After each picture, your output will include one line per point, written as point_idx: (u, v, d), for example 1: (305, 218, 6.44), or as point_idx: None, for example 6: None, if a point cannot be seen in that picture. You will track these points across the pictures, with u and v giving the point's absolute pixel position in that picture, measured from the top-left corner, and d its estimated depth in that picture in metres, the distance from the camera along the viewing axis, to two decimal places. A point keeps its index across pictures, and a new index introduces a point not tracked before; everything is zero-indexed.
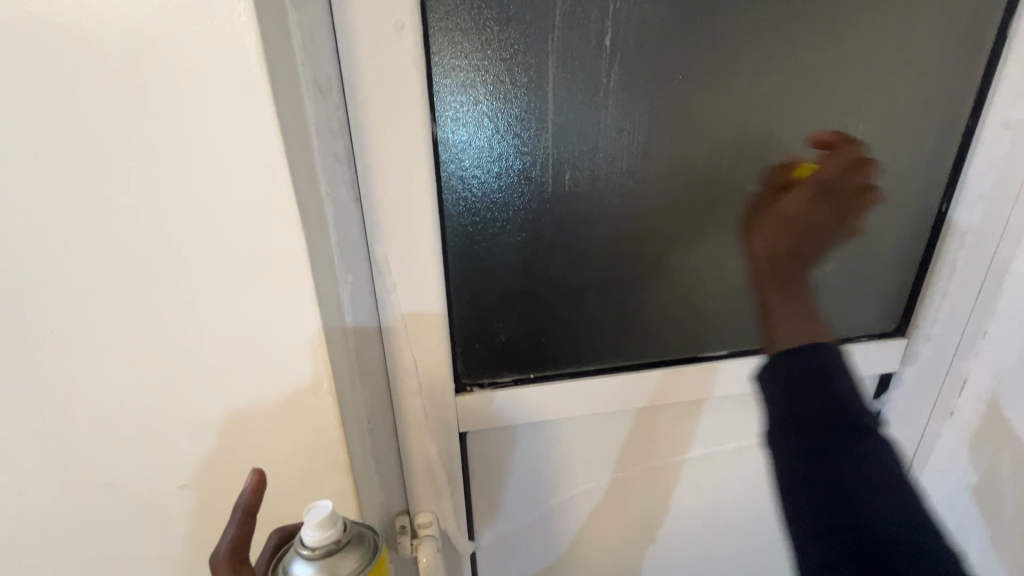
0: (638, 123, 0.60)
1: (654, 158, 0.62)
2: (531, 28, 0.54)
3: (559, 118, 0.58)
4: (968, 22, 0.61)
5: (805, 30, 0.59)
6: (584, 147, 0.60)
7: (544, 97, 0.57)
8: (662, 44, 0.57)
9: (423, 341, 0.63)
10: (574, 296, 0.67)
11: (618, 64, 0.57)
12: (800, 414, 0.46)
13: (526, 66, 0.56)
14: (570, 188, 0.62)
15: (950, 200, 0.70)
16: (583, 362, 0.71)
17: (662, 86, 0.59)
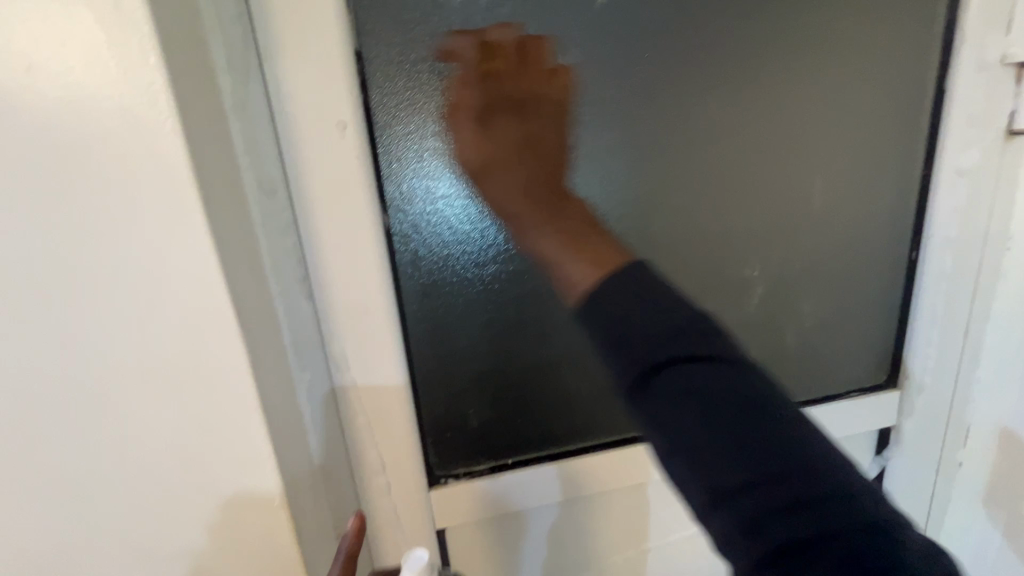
0: (594, 196, 0.60)
1: (614, 229, 0.61)
2: None
3: None
4: (906, 79, 0.62)
5: (748, 101, 0.60)
6: None
7: None
8: (608, 120, 0.58)
9: (388, 435, 0.60)
10: (547, 373, 0.65)
11: (569, 144, 0.58)
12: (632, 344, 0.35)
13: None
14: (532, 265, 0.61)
15: (919, 247, 0.69)
16: (564, 443, 0.68)
17: (615, 160, 0.59)
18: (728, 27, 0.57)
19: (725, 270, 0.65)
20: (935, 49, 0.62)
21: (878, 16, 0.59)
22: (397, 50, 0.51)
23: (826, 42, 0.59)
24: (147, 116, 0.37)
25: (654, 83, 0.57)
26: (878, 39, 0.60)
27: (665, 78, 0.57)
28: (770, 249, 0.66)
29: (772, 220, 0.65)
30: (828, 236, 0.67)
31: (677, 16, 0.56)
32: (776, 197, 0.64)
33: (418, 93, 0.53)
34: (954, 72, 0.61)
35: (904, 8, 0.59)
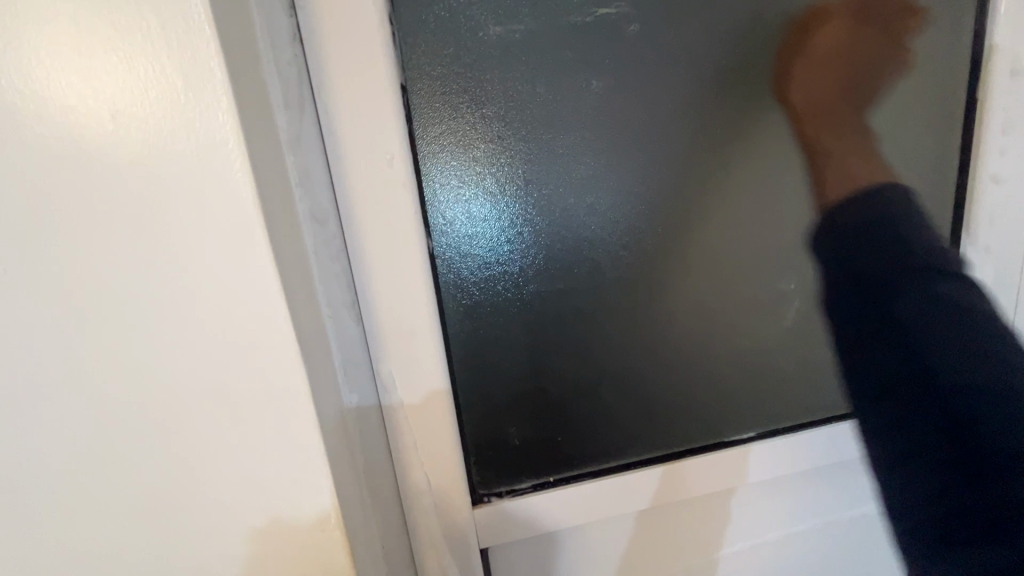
0: (631, 214, 0.61)
1: (651, 245, 0.62)
2: (515, 142, 0.57)
3: (552, 219, 0.60)
4: (940, 88, 0.62)
5: (779, 118, 0.61)
6: (581, 242, 0.61)
7: (535, 204, 0.59)
8: (642, 139, 0.59)
9: (434, 455, 0.61)
10: (587, 390, 0.65)
11: (605, 164, 0.59)
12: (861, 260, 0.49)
13: (514, 177, 0.58)
14: (570, 283, 0.62)
15: (958, 256, 0.68)
16: (605, 460, 0.68)
17: (651, 178, 0.60)
18: (755, 47, 0.58)
19: (762, 283, 0.66)
20: (968, 57, 0.61)
21: (908, 31, 0.60)
22: (438, 81, 0.53)
23: (856, 58, 0.60)
24: (215, 155, 0.39)
25: (686, 104, 0.58)
26: (911, 52, 0.60)
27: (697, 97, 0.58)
28: (806, 261, 0.66)
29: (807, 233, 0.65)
30: None
31: (708, 37, 0.57)
32: (812, 209, 0.64)
33: (457, 123, 0.55)
34: (984, 82, 0.62)
35: (934, 21, 0.60)
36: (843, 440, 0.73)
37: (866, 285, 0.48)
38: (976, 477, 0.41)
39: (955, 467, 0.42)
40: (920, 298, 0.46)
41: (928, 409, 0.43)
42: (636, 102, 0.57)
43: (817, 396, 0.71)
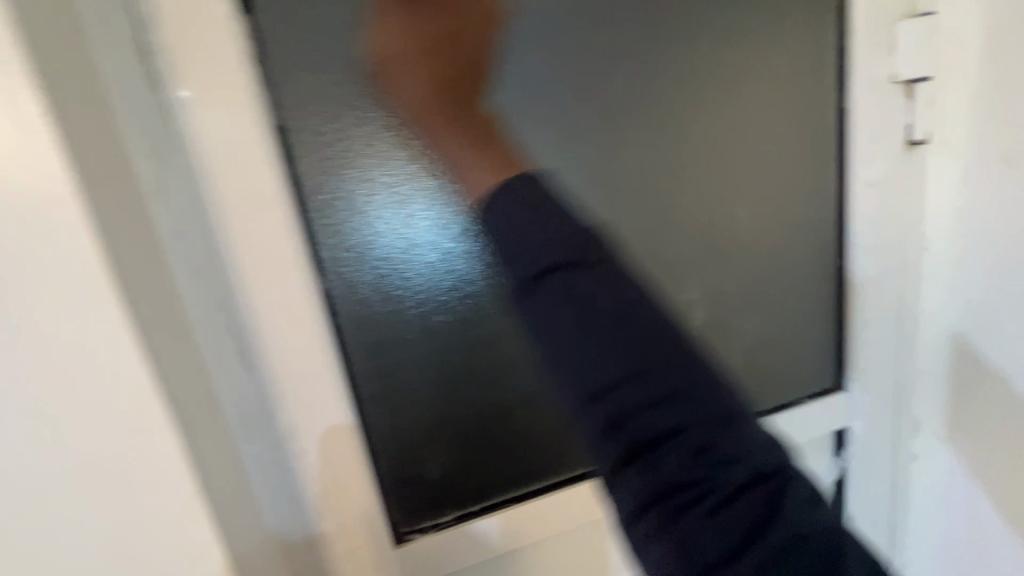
0: None
1: None
2: (409, 176, 0.56)
3: (453, 249, 0.60)
4: (808, 102, 0.67)
5: (669, 137, 0.63)
6: (484, 269, 0.61)
7: (436, 235, 0.59)
8: (540, 165, 0.60)
9: (346, 497, 0.59)
10: (503, 414, 0.65)
11: (502, 191, 0.60)
12: (529, 238, 0.36)
13: (410, 209, 0.57)
14: (477, 311, 0.62)
15: (844, 255, 0.72)
16: (529, 482, 0.68)
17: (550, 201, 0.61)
18: (636, 71, 0.60)
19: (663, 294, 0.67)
20: (831, 72, 0.66)
21: (773, 51, 0.64)
22: (317, 118, 0.52)
23: (732, 77, 0.63)
24: (52, 208, 0.35)
25: (579, 126, 0.60)
26: (778, 70, 0.64)
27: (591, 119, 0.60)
28: (707, 272, 0.68)
29: (706, 244, 0.67)
30: (761, 254, 0.69)
31: (587, 59, 0.58)
32: (708, 222, 0.66)
33: (347, 161, 0.54)
34: (849, 95, 0.66)
35: (798, 41, 0.64)
36: None
37: (561, 280, 0.35)
38: (771, 492, 0.35)
39: (696, 462, 0.35)
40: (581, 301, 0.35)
41: (612, 383, 0.35)
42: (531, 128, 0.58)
43: None
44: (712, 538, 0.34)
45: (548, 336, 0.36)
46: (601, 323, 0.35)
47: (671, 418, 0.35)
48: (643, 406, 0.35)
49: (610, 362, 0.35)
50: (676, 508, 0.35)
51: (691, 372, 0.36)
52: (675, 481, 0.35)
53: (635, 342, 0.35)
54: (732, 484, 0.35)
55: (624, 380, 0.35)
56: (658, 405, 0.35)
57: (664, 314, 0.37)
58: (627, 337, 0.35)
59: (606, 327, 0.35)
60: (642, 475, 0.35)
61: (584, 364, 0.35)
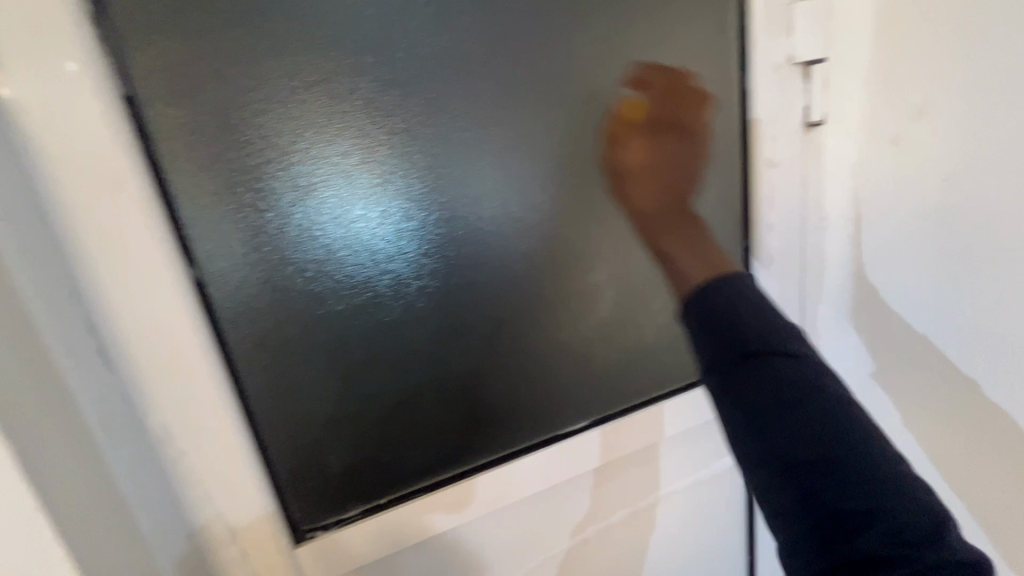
0: (431, 218, 0.60)
1: (457, 248, 0.62)
2: (295, 151, 0.53)
3: (349, 229, 0.57)
4: (711, 82, 0.67)
5: (563, 117, 0.63)
6: (385, 251, 0.59)
7: (330, 214, 0.56)
8: (416, 156, 0.58)
9: (235, 498, 0.56)
10: (409, 403, 0.64)
11: (398, 169, 0.58)
12: (727, 334, 0.47)
13: (300, 186, 0.54)
14: (379, 295, 0.60)
15: (749, 234, 0.74)
16: (438, 472, 0.66)
17: (442, 182, 0.60)
18: (531, 49, 0.60)
19: (569, 276, 0.68)
20: (734, 52, 0.66)
21: (670, 31, 0.64)
22: (175, 89, 0.48)
23: (625, 57, 0.64)
24: None
25: (468, 102, 0.59)
26: (672, 52, 0.65)
27: (484, 98, 0.59)
28: (608, 253, 0.69)
29: (609, 226, 0.68)
30: None
31: (476, 36, 0.57)
32: (605, 204, 0.67)
33: (217, 138, 0.50)
34: (750, 77, 0.67)
35: (695, 19, 0.65)
36: (672, 417, 0.76)
37: (765, 363, 0.45)
38: (895, 497, 0.40)
39: (827, 486, 0.41)
40: (776, 381, 0.44)
41: (802, 450, 0.42)
42: (404, 113, 0.56)
43: (642, 379, 0.74)
44: (886, 561, 0.39)
45: (744, 424, 0.45)
46: (774, 391, 0.44)
47: (806, 444, 0.42)
48: (804, 437, 0.43)
49: (790, 428, 0.43)
50: (856, 530, 0.40)
51: (835, 403, 0.44)
52: (836, 517, 0.41)
53: (790, 400, 0.44)
54: (849, 493, 0.41)
55: (800, 441, 0.43)
56: (828, 437, 0.42)
57: (778, 371, 0.44)
58: (803, 407, 0.43)
59: (790, 398, 0.44)
60: (818, 510, 0.41)
61: (766, 440, 0.44)
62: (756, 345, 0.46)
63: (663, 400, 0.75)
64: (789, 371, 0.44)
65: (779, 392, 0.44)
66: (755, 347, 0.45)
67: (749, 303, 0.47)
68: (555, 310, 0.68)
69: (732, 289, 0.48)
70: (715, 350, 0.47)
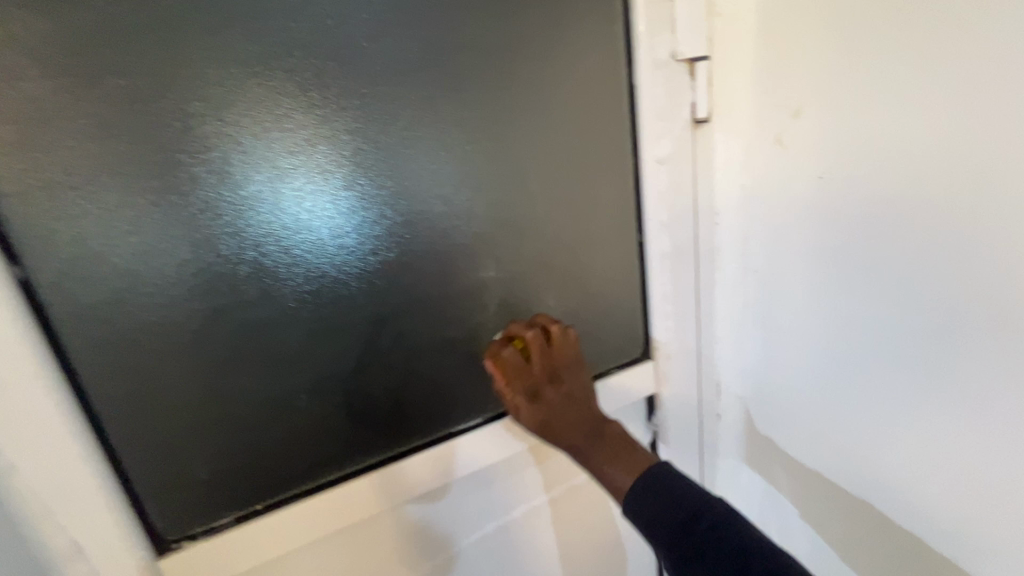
0: (345, 208, 0.59)
1: (374, 239, 0.61)
2: (203, 132, 0.52)
3: (261, 216, 0.56)
4: (597, 79, 0.68)
5: (450, 110, 0.62)
6: (300, 240, 0.58)
7: (240, 199, 0.55)
8: (349, 148, 0.58)
9: (80, 509, 0.52)
10: (285, 407, 0.61)
11: (312, 156, 0.57)
12: (659, 505, 0.58)
13: (207, 169, 0.53)
14: (294, 284, 0.59)
15: (642, 231, 0.75)
16: (323, 475, 0.64)
17: (324, 174, 0.58)
18: (412, 37, 0.58)
19: (458, 275, 0.66)
20: (621, 48, 0.67)
21: (556, 27, 0.64)
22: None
23: (515, 50, 0.63)
24: None
25: (342, 91, 0.56)
26: (561, 47, 0.65)
27: (354, 89, 0.57)
28: (502, 250, 0.68)
29: (503, 223, 0.67)
30: (555, 230, 0.70)
31: (351, 23, 0.55)
32: (498, 200, 0.67)
33: (38, 130, 0.47)
34: (637, 75, 0.68)
35: (581, 15, 0.65)
36: None
37: (697, 522, 0.55)
38: None
39: None
40: (702, 537, 0.54)
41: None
42: (323, 107, 0.56)
43: None
44: None
45: (692, 575, 0.53)
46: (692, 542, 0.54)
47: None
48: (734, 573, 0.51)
49: (723, 566, 0.52)
50: None
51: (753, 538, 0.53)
52: None
53: (711, 539, 0.54)
54: None
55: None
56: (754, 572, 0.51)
57: (710, 516, 0.55)
58: (727, 549, 0.53)
59: (703, 535, 0.54)
60: None
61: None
62: (683, 510, 0.56)
63: None
64: (718, 523, 0.55)
65: (718, 561, 0.52)
66: (682, 514, 0.56)
67: (682, 487, 0.58)
68: (446, 308, 0.67)
69: (660, 471, 0.61)
70: (657, 524, 0.57)
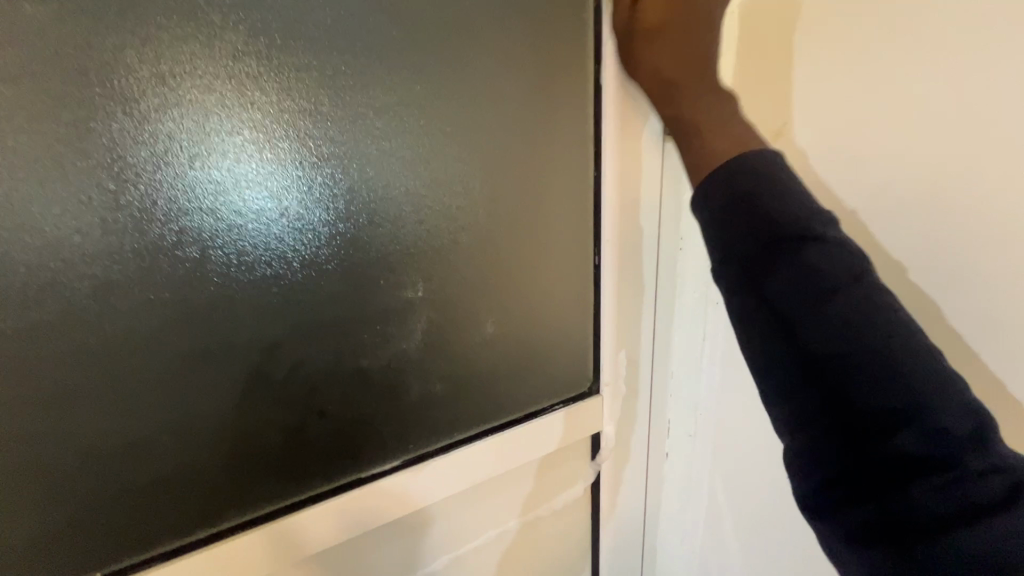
0: (260, 195, 0.47)
1: (295, 235, 0.49)
2: (68, 77, 0.39)
3: (145, 196, 0.43)
4: (561, 73, 0.58)
5: (381, 91, 0.50)
6: (196, 230, 0.46)
7: (117, 171, 0.42)
8: (254, 125, 0.46)
9: None
10: (137, 450, 0.48)
11: (221, 126, 0.45)
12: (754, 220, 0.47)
13: (72, 127, 0.40)
14: (187, 285, 0.46)
15: (600, 251, 0.66)
16: (191, 534, 0.51)
17: (223, 152, 0.45)
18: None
19: (380, 292, 0.55)
20: (589, 41, 0.59)
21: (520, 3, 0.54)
22: None
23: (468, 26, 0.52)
24: None
25: (247, 52, 0.44)
26: (525, 29, 0.55)
27: (251, 53, 0.44)
28: (437, 261, 0.57)
29: (439, 229, 0.56)
30: (501, 242, 0.60)
31: None
32: (437, 201, 0.56)
33: None
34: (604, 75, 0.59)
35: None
36: (507, 449, 0.67)
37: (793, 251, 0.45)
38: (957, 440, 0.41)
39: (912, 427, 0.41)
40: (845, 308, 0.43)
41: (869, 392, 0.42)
42: (220, 68, 0.44)
43: (472, 409, 0.64)
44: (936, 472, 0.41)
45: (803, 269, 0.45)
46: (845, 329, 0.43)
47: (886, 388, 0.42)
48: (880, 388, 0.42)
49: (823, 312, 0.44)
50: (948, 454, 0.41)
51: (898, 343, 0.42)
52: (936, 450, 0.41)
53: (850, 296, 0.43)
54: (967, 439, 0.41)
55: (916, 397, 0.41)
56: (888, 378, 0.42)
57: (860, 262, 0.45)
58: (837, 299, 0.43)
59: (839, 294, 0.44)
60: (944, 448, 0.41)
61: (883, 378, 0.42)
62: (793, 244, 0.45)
63: (496, 433, 0.66)
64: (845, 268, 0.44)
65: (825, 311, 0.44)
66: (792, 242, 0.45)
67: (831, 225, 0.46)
68: (364, 329, 0.55)
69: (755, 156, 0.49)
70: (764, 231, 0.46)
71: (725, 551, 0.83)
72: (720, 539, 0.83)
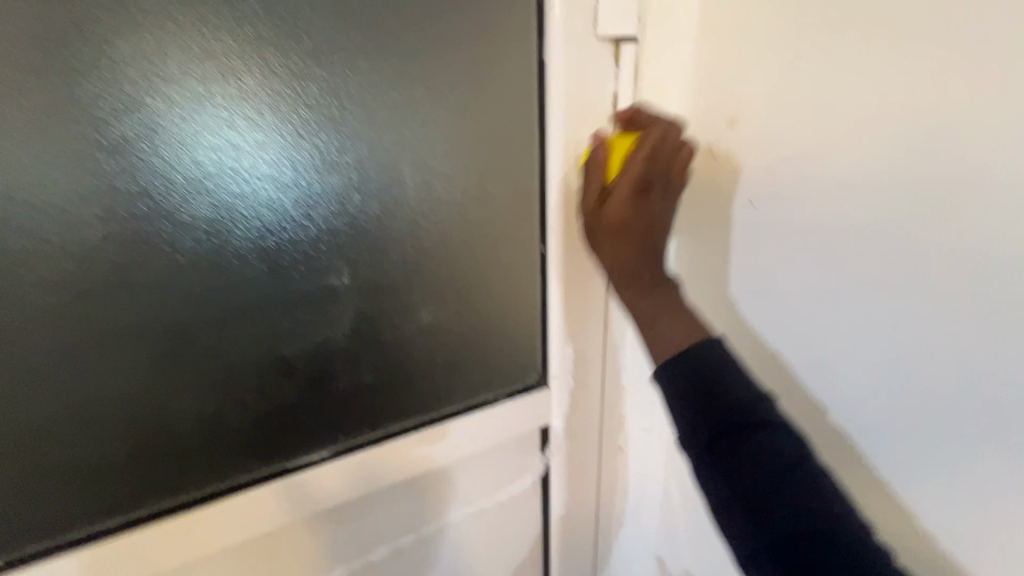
0: (250, 176, 0.48)
1: (279, 217, 0.50)
2: (71, 54, 0.40)
3: (148, 174, 0.44)
4: (498, 47, 0.54)
5: (300, 61, 0.47)
6: (194, 209, 0.46)
7: (119, 150, 0.43)
8: (254, 107, 0.46)
9: None
10: (31, 436, 0.46)
11: (219, 108, 0.45)
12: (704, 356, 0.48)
13: (79, 104, 0.41)
14: (181, 264, 0.47)
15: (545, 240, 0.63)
16: (103, 522, 0.50)
17: (214, 133, 0.46)
18: None
19: (306, 277, 0.52)
20: (530, 11, 0.54)
21: None
22: None
23: None
24: None
25: (204, 28, 0.43)
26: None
27: (229, 32, 0.44)
28: (365, 245, 0.54)
29: (368, 211, 0.53)
30: (436, 227, 0.57)
31: None
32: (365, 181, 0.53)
33: None
34: (548, 51, 0.55)
35: None
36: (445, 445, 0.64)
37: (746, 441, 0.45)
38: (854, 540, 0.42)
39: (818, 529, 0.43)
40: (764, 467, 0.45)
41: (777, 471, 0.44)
42: (219, 49, 0.44)
43: (408, 400, 0.62)
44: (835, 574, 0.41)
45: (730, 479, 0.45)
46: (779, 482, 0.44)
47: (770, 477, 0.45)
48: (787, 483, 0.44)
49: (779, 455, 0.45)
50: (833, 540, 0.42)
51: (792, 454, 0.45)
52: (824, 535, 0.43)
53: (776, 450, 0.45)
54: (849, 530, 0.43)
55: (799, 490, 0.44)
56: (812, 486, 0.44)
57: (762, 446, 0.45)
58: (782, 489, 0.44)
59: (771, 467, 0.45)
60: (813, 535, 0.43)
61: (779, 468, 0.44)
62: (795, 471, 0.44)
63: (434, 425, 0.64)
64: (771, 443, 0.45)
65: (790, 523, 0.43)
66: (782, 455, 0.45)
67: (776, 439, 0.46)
68: (280, 316, 0.52)
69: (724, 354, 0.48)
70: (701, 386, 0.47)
71: (678, 547, 0.82)
72: (675, 535, 0.82)
